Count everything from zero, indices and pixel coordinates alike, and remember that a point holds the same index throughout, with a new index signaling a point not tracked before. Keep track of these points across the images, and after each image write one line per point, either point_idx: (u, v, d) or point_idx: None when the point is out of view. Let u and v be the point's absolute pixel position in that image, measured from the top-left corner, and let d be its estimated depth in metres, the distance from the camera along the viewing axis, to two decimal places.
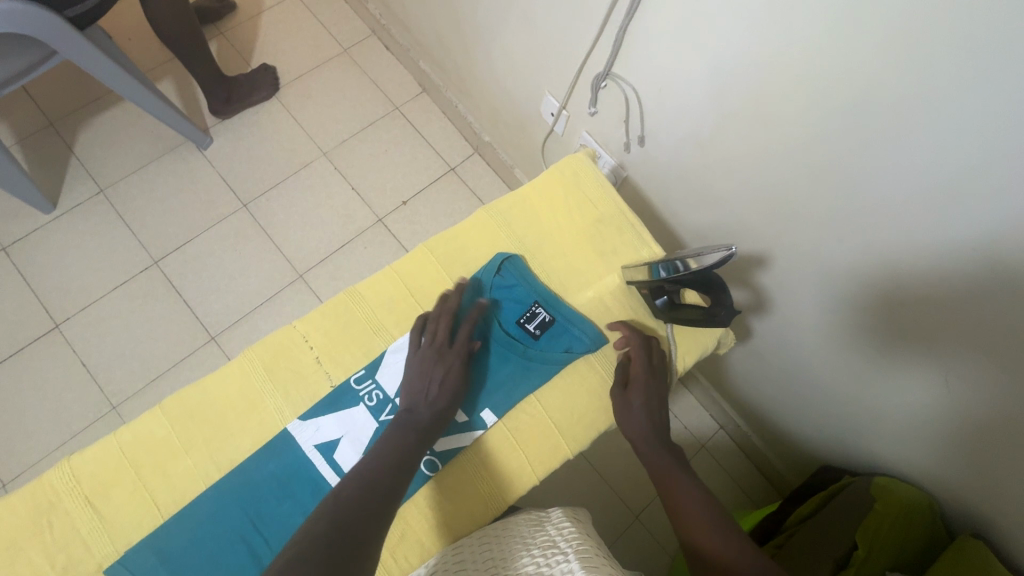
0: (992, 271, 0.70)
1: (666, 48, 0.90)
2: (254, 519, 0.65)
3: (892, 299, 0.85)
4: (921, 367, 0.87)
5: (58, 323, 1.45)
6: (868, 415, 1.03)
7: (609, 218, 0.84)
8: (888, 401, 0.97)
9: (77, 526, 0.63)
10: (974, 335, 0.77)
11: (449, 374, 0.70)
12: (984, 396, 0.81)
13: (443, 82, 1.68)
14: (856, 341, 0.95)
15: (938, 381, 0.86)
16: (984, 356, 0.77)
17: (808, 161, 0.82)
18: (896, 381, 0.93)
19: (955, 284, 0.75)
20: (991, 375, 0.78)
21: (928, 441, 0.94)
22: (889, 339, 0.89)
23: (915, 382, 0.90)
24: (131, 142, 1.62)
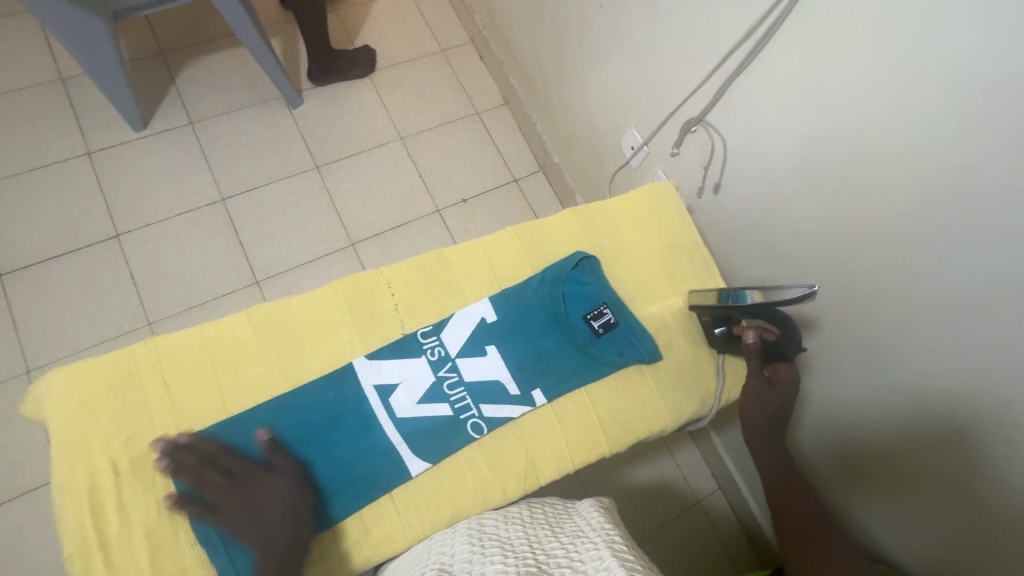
0: (971, 412, 0.81)
1: (759, 109, 0.98)
2: (306, 438, 0.68)
3: (932, 386, 0.86)
4: (889, 497, 1.00)
5: (119, 233, 1.51)
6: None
7: (684, 246, 0.90)
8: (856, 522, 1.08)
9: (147, 402, 0.66)
10: (937, 475, 0.89)
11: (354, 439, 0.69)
12: (944, 528, 0.91)
13: (527, 99, 1.78)
14: (839, 465, 1.08)
15: (904, 511, 0.98)
16: (944, 495, 0.89)
17: (876, 240, 0.87)
18: (868, 509, 1.05)
19: (940, 423, 0.86)
20: (948, 512, 0.90)
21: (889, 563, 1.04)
22: (865, 471, 1.03)
23: (885, 508, 1.01)
24: (229, 86, 1.71)
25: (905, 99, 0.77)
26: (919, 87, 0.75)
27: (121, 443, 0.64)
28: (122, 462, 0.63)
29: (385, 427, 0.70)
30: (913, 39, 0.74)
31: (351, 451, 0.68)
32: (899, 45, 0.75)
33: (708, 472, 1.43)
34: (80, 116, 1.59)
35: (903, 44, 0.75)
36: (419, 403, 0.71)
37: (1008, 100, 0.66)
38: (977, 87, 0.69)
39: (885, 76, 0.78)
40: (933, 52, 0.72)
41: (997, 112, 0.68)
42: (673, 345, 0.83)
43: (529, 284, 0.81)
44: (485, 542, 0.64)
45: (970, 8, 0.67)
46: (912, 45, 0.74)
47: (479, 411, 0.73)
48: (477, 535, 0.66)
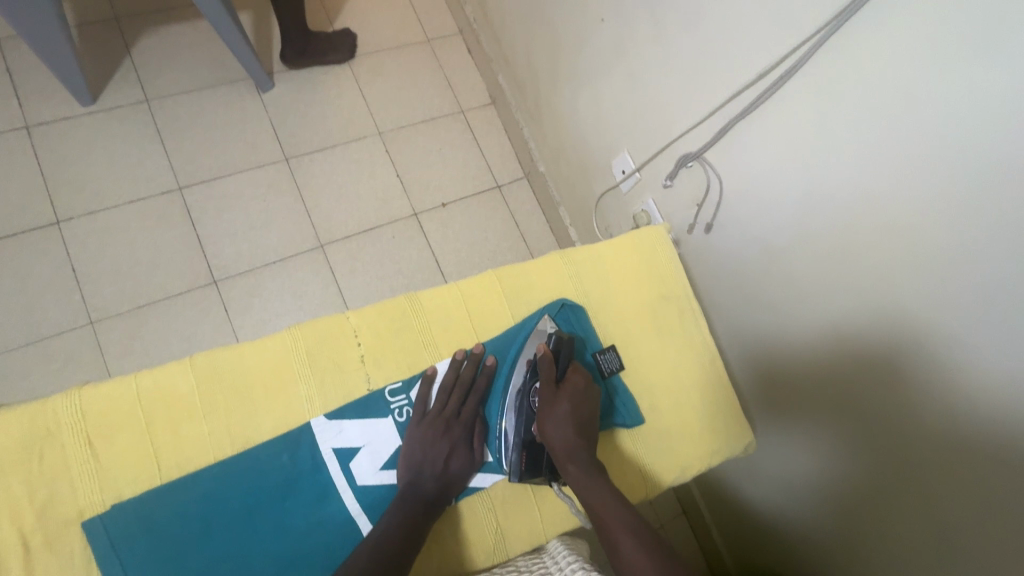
0: (884, 336, 0.81)
1: (762, 153, 0.93)
2: (252, 508, 0.61)
3: (910, 457, 0.82)
4: (804, 431, 1.00)
5: (60, 220, 1.37)
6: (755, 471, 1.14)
7: (672, 298, 0.86)
8: (772, 457, 1.08)
9: (68, 464, 0.58)
10: (854, 404, 0.88)
11: (455, 443, 0.68)
12: (854, 459, 0.91)
13: (515, 102, 1.70)
14: (760, 399, 1.08)
15: (819, 445, 0.98)
16: (856, 425, 0.89)
17: (867, 308, 0.83)
18: (785, 443, 1.05)
19: (859, 353, 0.86)
20: (858, 442, 0.90)
21: (802, 499, 1.04)
22: (783, 407, 1.03)
23: (799, 443, 1.01)
24: (193, 62, 1.57)
25: (920, 175, 0.72)
26: (930, 161, 0.71)
27: (35, 514, 0.56)
28: (36, 535, 0.56)
29: (344, 496, 0.64)
30: (935, 112, 0.70)
31: (303, 523, 0.62)
32: (918, 113, 0.71)
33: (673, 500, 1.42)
34: (18, 83, 1.42)
35: (924, 113, 0.71)
36: (383, 468, 0.66)
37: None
38: (998, 173, 0.64)
39: (894, 143, 0.74)
40: (953, 127, 0.68)
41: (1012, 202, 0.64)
42: (656, 409, 0.81)
43: (510, 337, 0.76)
44: None
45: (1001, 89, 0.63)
46: (933, 116, 0.70)
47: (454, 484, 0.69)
48: None
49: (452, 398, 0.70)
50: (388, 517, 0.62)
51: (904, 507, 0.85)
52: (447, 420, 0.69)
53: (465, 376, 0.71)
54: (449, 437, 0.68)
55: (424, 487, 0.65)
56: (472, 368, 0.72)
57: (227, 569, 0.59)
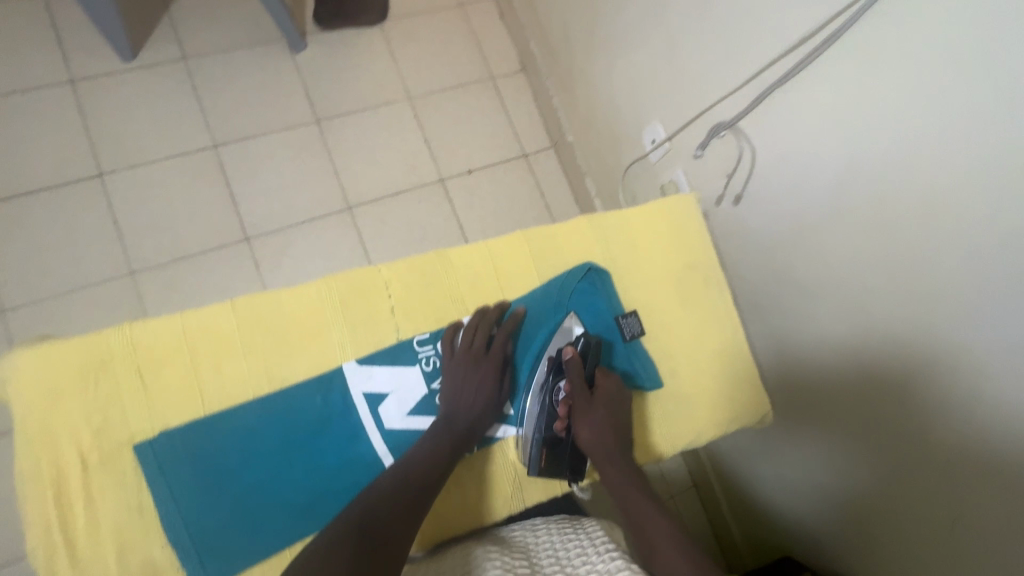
0: (879, 352, 0.86)
1: (799, 128, 0.91)
2: (287, 443, 0.65)
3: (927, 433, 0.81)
4: (813, 437, 1.03)
5: (102, 173, 1.42)
6: (766, 475, 1.18)
7: (700, 268, 0.86)
8: (781, 463, 1.12)
9: (121, 392, 0.62)
10: (855, 412, 0.92)
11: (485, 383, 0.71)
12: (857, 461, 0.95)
13: (546, 70, 1.67)
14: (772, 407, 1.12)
15: (825, 449, 1.01)
16: (858, 432, 0.93)
17: (897, 284, 0.82)
18: (795, 448, 1.08)
19: (863, 366, 0.89)
20: (861, 448, 0.94)
21: (810, 500, 1.07)
22: (794, 418, 1.06)
23: (811, 449, 1.04)
24: (228, 21, 1.58)
25: (968, 154, 0.70)
26: (975, 134, 0.69)
27: (92, 436, 0.60)
28: (93, 454, 0.60)
29: (372, 438, 0.67)
30: (991, 88, 0.66)
31: (334, 460, 0.66)
32: (975, 89, 0.68)
33: (684, 469, 1.44)
34: (62, 36, 1.46)
35: (979, 90, 0.68)
36: (409, 414, 0.69)
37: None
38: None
39: (939, 113, 0.72)
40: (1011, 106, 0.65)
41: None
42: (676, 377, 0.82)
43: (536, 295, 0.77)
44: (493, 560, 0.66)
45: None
46: (988, 93, 0.67)
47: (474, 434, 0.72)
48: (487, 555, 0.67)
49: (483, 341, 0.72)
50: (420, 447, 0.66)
51: (903, 509, 0.89)
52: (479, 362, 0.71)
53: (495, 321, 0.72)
54: (479, 377, 0.70)
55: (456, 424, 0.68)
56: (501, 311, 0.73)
57: (265, 497, 0.63)
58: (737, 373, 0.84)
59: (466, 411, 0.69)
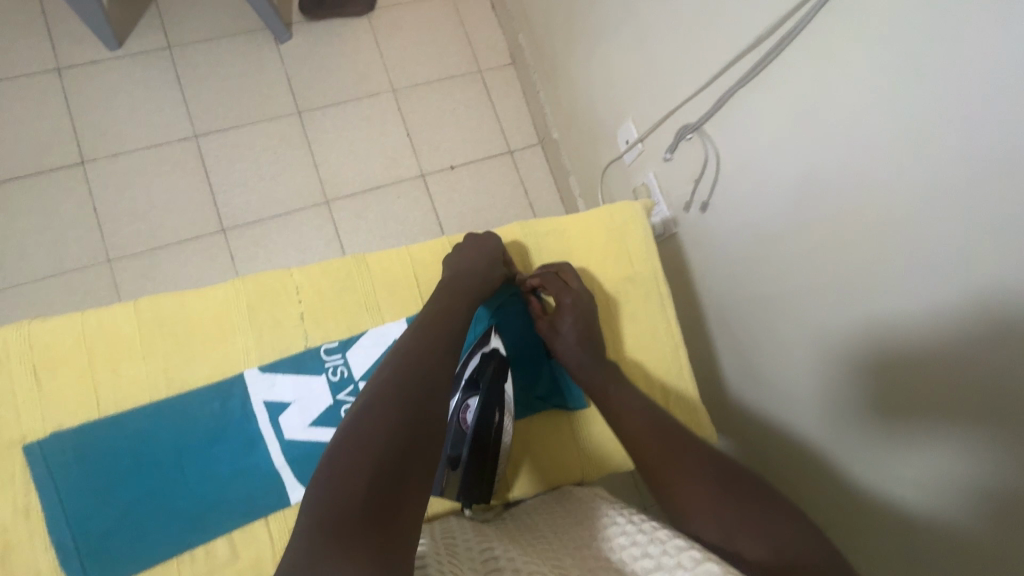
0: (968, 358, 0.64)
1: (763, 132, 0.86)
2: (180, 449, 0.64)
3: (911, 473, 0.73)
4: (921, 444, 0.71)
5: (84, 160, 1.44)
6: (839, 491, 0.85)
7: (640, 280, 0.89)
8: (866, 479, 0.80)
9: (14, 389, 0.62)
10: (1003, 406, 0.62)
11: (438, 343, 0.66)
12: (1007, 484, 0.63)
13: (533, 63, 1.62)
14: (847, 399, 0.81)
15: (951, 461, 0.68)
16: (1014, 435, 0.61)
17: (857, 305, 0.77)
18: (891, 457, 0.76)
19: (944, 370, 0.67)
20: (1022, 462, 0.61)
21: (908, 532, 0.75)
22: (887, 415, 0.75)
23: (867, 475, 0.80)
24: (214, 10, 1.58)
25: (918, 165, 0.66)
26: (935, 145, 0.64)
27: None
28: None
29: (271, 448, 0.65)
30: (931, 94, 0.63)
31: (229, 469, 0.64)
32: (920, 96, 0.64)
33: None
34: (52, 25, 1.48)
35: (922, 96, 0.64)
36: (310, 425, 0.67)
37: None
38: (993, 164, 0.59)
39: (898, 125, 0.67)
40: (953, 111, 0.62)
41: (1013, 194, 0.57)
42: None
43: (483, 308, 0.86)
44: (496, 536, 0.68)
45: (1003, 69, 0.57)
46: (933, 97, 0.63)
47: None
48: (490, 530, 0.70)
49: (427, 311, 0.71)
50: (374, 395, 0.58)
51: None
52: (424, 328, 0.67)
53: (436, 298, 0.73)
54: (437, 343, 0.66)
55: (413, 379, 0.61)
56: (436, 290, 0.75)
57: (151, 505, 0.62)
58: (670, 388, 0.86)
59: (429, 361, 0.63)
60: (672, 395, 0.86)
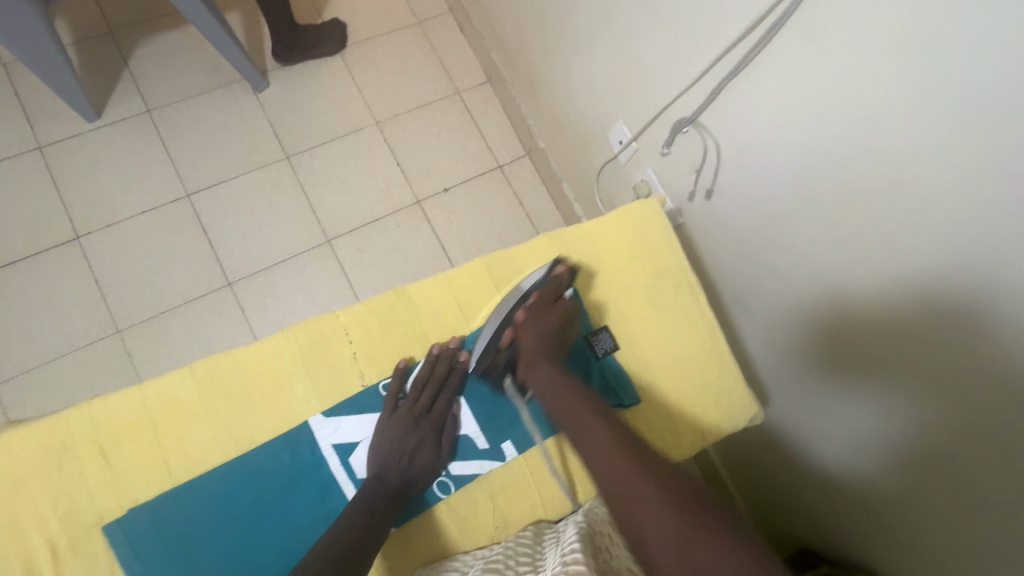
0: (947, 293, 0.72)
1: (758, 117, 0.90)
2: (250, 506, 0.69)
3: (921, 409, 0.80)
4: (878, 397, 0.87)
5: (79, 235, 1.42)
6: (847, 419, 0.93)
7: (667, 273, 0.93)
8: (857, 408, 0.91)
9: (85, 472, 0.67)
10: (943, 376, 0.76)
11: (422, 441, 0.75)
12: (935, 430, 0.79)
13: (510, 78, 1.66)
14: (830, 349, 0.92)
15: (883, 407, 0.86)
16: (921, 391, 0.79)
17: (878, 267, 0.80)
18: (845, 405, 0.93)
19: (916, 300, 0.77)
20: (930, 412, 0.79)
21: (871, 464, 0.91)
22: (857, 351, 0.87)
23: (851, 405, 0.92)
24: (188, 68, 1.58)
25: (918, 130, 0.70)
26: (934, 109, 0.68)
27: (58, 519, 0.65)
28: (61, 539, 0.65)
29: (346, 488, 0.72)
30: (931, 61, 0.67)
31: (304, 516, 0.70)
32: (920, 64, 0.68)
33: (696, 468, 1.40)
34: (27, 105, 1.47)
35: (916, 61, 0.68)
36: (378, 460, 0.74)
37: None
38: (991, 115, 0.63)
39: (895, 95, 0.72)
40: (944, 73, 0.66)
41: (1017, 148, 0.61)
42: (653, 387, 0.88)
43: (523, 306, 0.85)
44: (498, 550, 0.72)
45: (997, 32, 0.60)
46: (926, 63, 0.68)
47: (445, 470, 0.77)
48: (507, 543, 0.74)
49: (423, 393, 0.77)
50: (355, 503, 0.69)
51: (978, 488, 0.76)
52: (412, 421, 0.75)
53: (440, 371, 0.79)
54: (418, 441, 0.74)
55: (390, 480, 0.72)
56: (447, 365, 0.79)
57: (244, 540, 0.68)
58: (714, 373, 0.90)
59: (409, 458, 0.73)
60: (717, 381, 0.90)
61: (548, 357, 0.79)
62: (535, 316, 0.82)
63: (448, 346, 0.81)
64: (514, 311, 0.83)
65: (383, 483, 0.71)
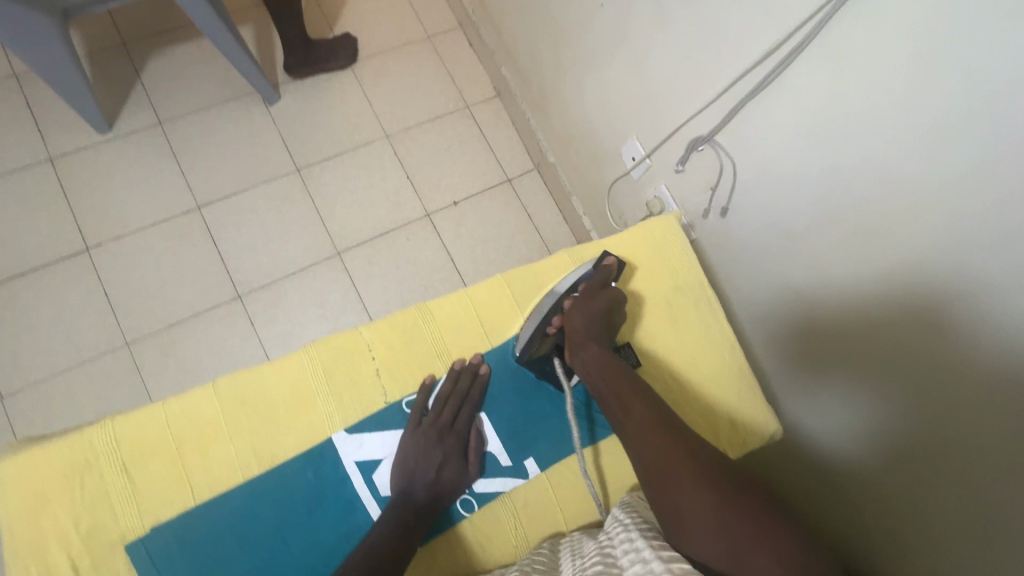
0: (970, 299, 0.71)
1: (774, 137, 0.91)
2: (276, 524, 0.69)
3: (936, 425, 0.79)
4: (892, 398, 0.85)
5: (89, 247, 1.42)
6: (859, 424, 0.91)
7: (687, 287, 0.96)
8: (871, 412, 0.89)
9: (108, 491, 0.67)
10: (962, 383, 0.75)
11: (447, 454, 0.75)
12: (949, 431, 0.78)
13: (520, 92, 1.67)
14: (847, 350, 0.90)
15: (861, 397, 0.90)
16: (890, 382, 0.84)
17: (893, 288, 0.81)
18: (856, 403, 0.91)
19: (934, 303, 0.75)
20: (900, 398, 0.84)
21: (878, 467, 0.89)
22: (872, 349, 0.86)
23: (863, 407, 0.90)
24: (200, 80, 1.59)
25: (937, 152, 0.71)
26: (952, 131, 0.69)
27: (81, 538, 0.65)
28: (84, 558, 0.65)
29: (368, 506, 0.73)
30: (956, 86, 0.67)
31: (330, 535, 0.70)
32: (939, 86, 0.69)
33: None
34: (38, 116, 1.48)
35: (935, 85, 0.69)
36: None
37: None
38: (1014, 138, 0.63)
39: (912, 116, 0.72)
40: (963, 96, 0.67)
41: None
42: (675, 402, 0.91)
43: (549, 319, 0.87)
44: (524, 561, 0.70)
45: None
46: (945, 87, 0.68)
47: (469, 487, 0.77)
48: (530, 556, 0.72)
49: (447, 407, 0.77)
50: (380, 523, 0.69)
51: (954, 468, 0.78)
52: (436, 435, 0.75)
53: (463, 385, 0.79)
54: (443, 453, 0.75)
55: (416, 495, 0.72)
56: (469, 377, 0.80)
57: (268, 555, 0.68)
58: (734, 386, 0.93)
59: (434, 472, 0.73)
60: (736, 394, 0.92)
61: (596, 337, 0.83)
62: (581, 304, 0.85)
63: (469, 361, 0.82)
64: (561, 299, 0.87)
65: (409, 501, 0.71)
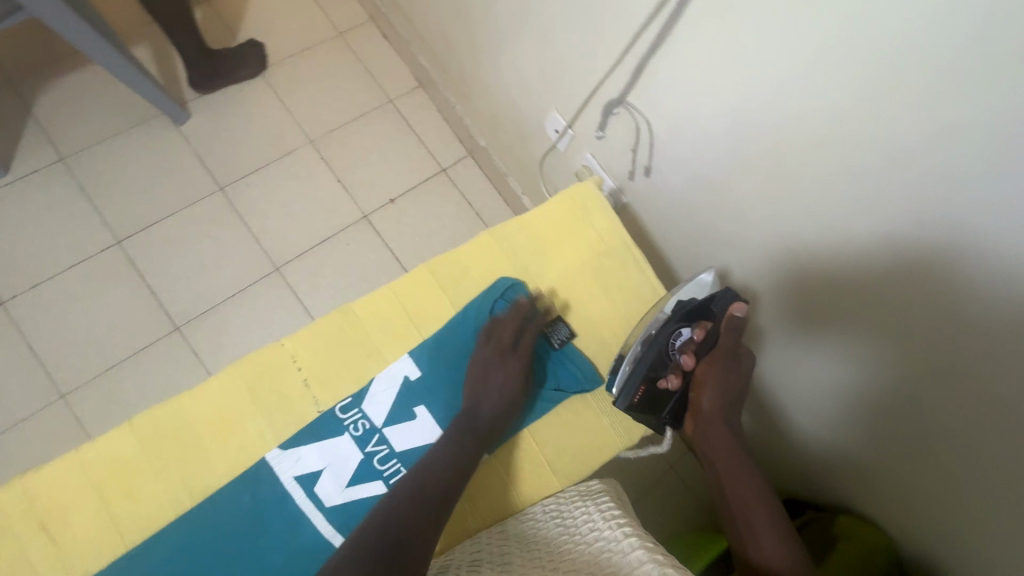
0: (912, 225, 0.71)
1: (683, 91, 0.92)
2: (213, 552, 0.71)
3: (896, 353, 0.81)
4: (862, 342, 0.85)
5: (4, 301, 1.34)
6: (836, 369, 0.92)
7: (612, 252, 0.95)
8: (846, 359, 0.89)
9: (34, 551, 0.71)
10: (922, 316, 0.75)
11: (504, 380, 0.84)
12: (916, 364, 0.79)
13: (441, 79, 1.64)
14: (799, 293, 0.91)
15: (836, 348, 0.90)
16: (880, 349, 0.83)
17: (812, 221, 0.83)
18: (831, 355, 0.92)
19: (869, 235, 0.77)
20: (875, 342, 0.84)
21: (862, 410, 0.91)
22: (835, 295, 0.86)
23: (837, 355, 0.90)
24: (100, 109, 1.50)
25: (829, 84, 0.72)
26: (836, 59, 0.69)
27: None
28: None
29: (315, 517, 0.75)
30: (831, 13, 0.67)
31: (272, 556, 0.72)
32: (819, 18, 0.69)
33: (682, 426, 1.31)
34: None
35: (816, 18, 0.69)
36: (346, 484, 0.77)
37: (988, 98, 0.58)
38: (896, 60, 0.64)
39: (799, 52, 0.73)
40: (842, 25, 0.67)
41: (983, 125, 0.60)
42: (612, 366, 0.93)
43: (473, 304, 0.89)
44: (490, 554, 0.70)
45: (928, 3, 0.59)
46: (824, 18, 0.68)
47: None
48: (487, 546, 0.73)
49: (506, 337, 0.86)
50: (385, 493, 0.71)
51: (936, 401, 0.79)
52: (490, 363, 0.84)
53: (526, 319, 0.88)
54: (489, 385, 0.83)
55: (432, 463, 0.75)
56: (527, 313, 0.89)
57: None
58: None
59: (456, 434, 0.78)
60: None
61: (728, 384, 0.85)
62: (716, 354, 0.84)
63: (529, 301, 0.90)
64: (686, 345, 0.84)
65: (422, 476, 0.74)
